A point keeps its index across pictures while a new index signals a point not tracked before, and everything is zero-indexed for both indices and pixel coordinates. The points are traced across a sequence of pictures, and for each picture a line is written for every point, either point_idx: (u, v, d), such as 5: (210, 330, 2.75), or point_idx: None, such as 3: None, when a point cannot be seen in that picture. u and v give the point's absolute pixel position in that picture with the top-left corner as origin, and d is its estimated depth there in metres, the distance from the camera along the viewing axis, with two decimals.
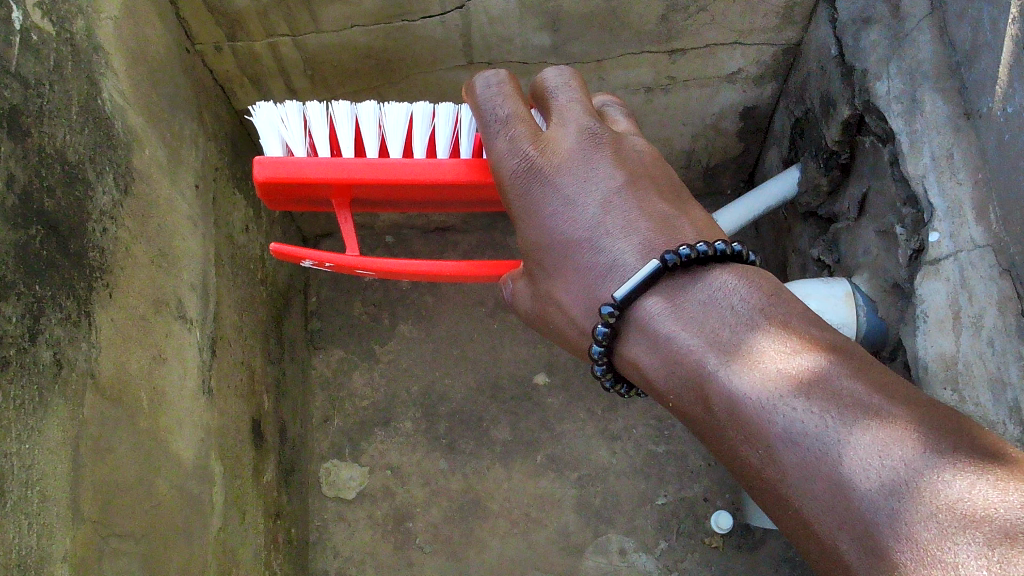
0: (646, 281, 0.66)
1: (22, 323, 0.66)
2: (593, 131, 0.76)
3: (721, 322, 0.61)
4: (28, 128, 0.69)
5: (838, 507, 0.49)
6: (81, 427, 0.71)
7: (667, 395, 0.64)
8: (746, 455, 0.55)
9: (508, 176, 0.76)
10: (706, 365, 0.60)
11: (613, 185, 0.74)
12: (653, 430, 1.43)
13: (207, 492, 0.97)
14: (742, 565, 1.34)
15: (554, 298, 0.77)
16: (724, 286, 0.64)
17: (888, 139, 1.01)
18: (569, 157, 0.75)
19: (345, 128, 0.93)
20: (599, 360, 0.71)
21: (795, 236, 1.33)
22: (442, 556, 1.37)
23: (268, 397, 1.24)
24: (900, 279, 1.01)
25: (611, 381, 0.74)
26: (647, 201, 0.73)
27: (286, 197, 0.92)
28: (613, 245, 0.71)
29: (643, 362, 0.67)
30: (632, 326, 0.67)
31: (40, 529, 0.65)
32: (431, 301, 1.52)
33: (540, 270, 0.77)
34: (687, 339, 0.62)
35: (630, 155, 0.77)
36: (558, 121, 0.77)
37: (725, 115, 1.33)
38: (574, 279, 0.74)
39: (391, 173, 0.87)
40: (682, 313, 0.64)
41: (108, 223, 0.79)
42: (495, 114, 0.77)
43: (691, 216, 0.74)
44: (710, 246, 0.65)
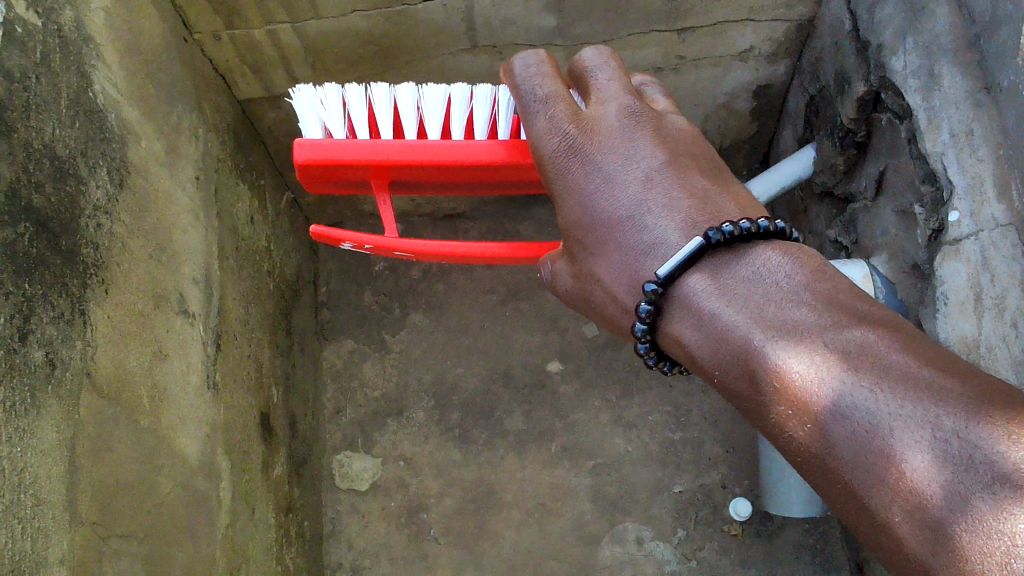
0: (689, 257, 0.61)
1: (12, 323, 0.64)
2: (633, 109, 0.73)
3: (766, 296, 0.58)
4: (13, 123, 0.67)
5: (890, 480, 0.45)
6: (76, 428, 0.70)
7: (709, 372, 0.61)
8: (795, 434, 0.51)
9: (548, 156, 0.73)
10: (749, 340, 0.56)
11: (655, 163, 0.70)
12: (669, 417, 1.40)
13: (213, 489, 0.96)
14: (763, 553, 1.31)
15: (596, 277, 0.72)
16: (768, 262, 0.60)
17: (905, 116, 0.98)
18: (609, 134, 0.71)
19: (384, 111, 0.91)
20: (643, 339, 0.66)
21: (813, 217, 1.30)
22: (457, 547, 1.36)
23: (277, 390, 1.23)
24: (921, 260, 0.98)
25: (657, 361, 0.69)
26: (688, 179, 0.69)
27: (324, 180, 0.89)
28: (655, 222, 0.67)
29: (684, 340, 0.63)
30: (674, 304, 0.63)
31: (35, 532, 0.64)
32: (443, 289, 1.49)
33: (580, 250, 0.73)
34: (729, 314, 0.59)
35: (672, 134, 0.73)
36: (598, 100, 0.74)
37: (738, 94, 1.30)
38: (615, 259, 0.69)
39: (431, 154, 0.85)
40: (723, 288, 0.60)
41: (102, 219, 0.78)
42: (534, 93, 0.74)
43: (733, 193, 0.70)
44: (753, 223, 0.61)
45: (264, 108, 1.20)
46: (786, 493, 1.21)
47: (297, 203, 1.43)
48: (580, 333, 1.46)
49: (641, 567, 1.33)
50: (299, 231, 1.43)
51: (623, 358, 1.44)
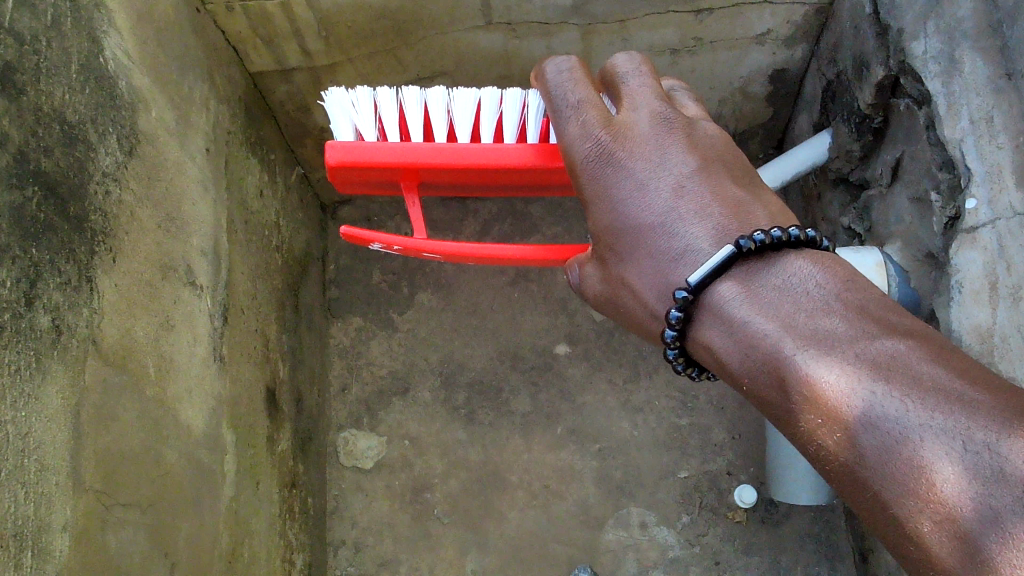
0: (720, 264, 0.62)
1: (18, 287, 0.64)
2: (666, 116, 0.72)
3: (800, 306, 0.57)
4: (23, 85, 0.67)
5: (919, 490, 0.46)
6: (82, 395, 0.69)
7: (739, 379, 0.60)
8: (824, 440, 0.52)
9: (579, 162, 0.72)
10: (780, 348, 0.56)
11: (687, 171, 0.69)
12: (676, 402, 1.39)
13: (219, 461, 0.96)
14: (766, 539, 1.31)
15: (626, 283, 0.71)
16: (799, 271, 0.60)
17: (925, 102, 0.96)
18: (642, 142, 0.70)
19: (415, 113, 0.89)
20: (672, 345, 0.67)
21: (827, 204, 1.28)
22: (460, 527, 1.36)
23: (284, 365, 1.23)
24: (936, 249, 0.97)
25: (684, 366, 0.70)
26: (721, 187, 0.68)
27: (353, 180, 0.89)
28: (685, 230, 0.66)
29: (713, 346, 0.63)
30: (704, 311, 0.63)
31: (38, 498, 0.64)
32: (451, 270, 1.48)
33: (611, 256, 0.72)
34: (760, 321, 0.59)
35: (706, 142, 0.72)
36: (630, 106, 0.73)
37: (754, 79, 1.29)
38: (645, 267, 0.68)
39: (460, 156, 0.84)
40: (754, 295, 0.60)
41: (111, 185, 0.77)
42: (565, 99, 0.73)
43: (764, 200, 0.69)
44: (784, 232, 0.61)
45: (275, 81, 1.20)
46: (792, 480, 1.21)
47: (307, 179, 1.43)
48: (589, 317, 1.45)
49: (645, 552, 1.33)
50: (308, 207, 1.43)
51: (632, 342, 1.43)
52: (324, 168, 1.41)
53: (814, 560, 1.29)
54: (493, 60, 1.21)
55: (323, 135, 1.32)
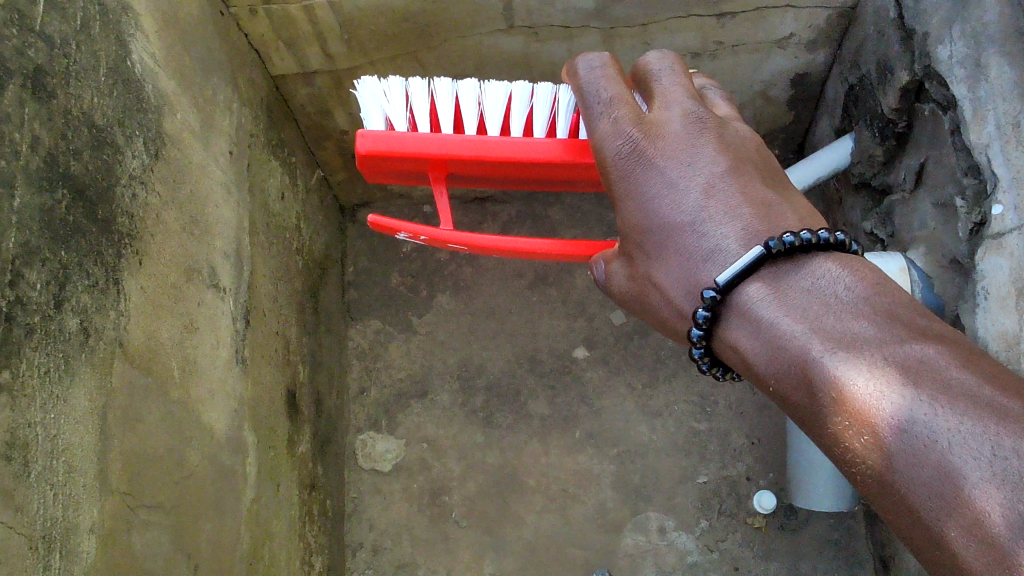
0: (748, 265, 0.61)
1: (48, 290, 0.64)
2: (697, 114, 0.71)
3: (828, 308, 0.57)
4: (52, 89, 0.67)
5: (947, 494, 0.46)
6: (109, 396, 0.70)
7: (765, 380, 0.60)
8: (852, 442, 0.52)
9: (610, 159, 0.72)
10: (807, 350, 0.56)
11: (717, 171, 0.68)
12: (695, 407, 1.39)
13: (240, 463, 0.96)
14: (785, 545, 1.31)
15: (653, 280, 0.71)
16: (828, 274, 0.59)
17: (951, 107, 0.96)
18: (673, 140, 0.70)
19: (446, 105, 0.89)
20: (698, 344, 0.66)
21: (849, 208, 1.28)
22: (478, 530, 1.36)
23: (304, 367, 1.23)
24: (961, 254, 0.97)
25: (709, 366, 0.69)
26: (753, 188, 0.68)
27: (380, 169, 0.89)
28: (715, 230, 0.66)
29: (740, 347, 0.62)
30: (732, 312, 0.63)
31: (66, 500, 0.64)
32: (470, 273, 1.49)
33: (638, 253, 0.72)
34: (788, 323, 0.58)
35: (737, 143, 0.71)
36: (661, 103, 0.73)
37: (776, 82, 1.28)
38: (673, 264, 0.68)
39: (489, 149, 0.84)
40: (782, 297, 0.60)
41: (137, 188, 0.77)
42: (598, 96, 0.73)
43: (794, 203, 0.68)
44: (813, 234, 0.61)
45: (297, 84, 1.20)
46: (811, 485, 1.20)
47: (327, 181, 1.43)
48: (607, 321, 1.45)
49: (664, 556, 1.32)
50: (328, 210, 1.43)
51: (650, 345, 1.43)
52: (343, 170, 1.41)
53: (833, 566, 1.29)
54: (513, 64, 1.21)
55: (343, 138, 1.33)
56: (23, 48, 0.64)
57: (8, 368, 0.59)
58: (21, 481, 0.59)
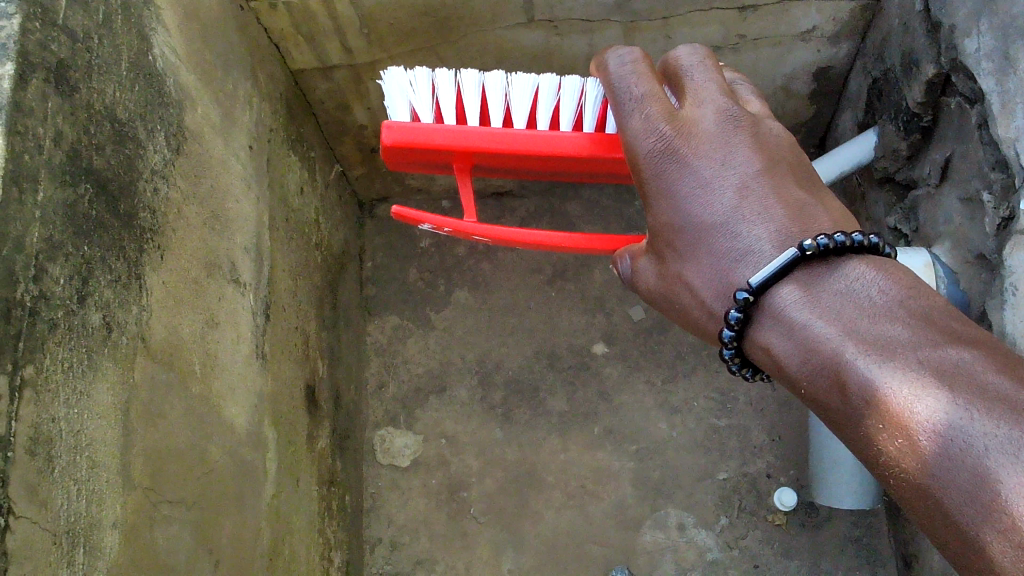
0: (782, 267, 0.60)
1: (72, 285, 0.63)
2: (732, 112, 0.70)
3: (862, 311, 0.56)
4: (76, 83, 0.66)
5: (985, 500, 0.45)
6: (132, 391, 0.69)
7: (797, 383, 0.59)
8: (886, 446, 0.51)
9: (641, 156, 0.71)
10: (840, 352, 0.55)
11: (752, 170, 0.68)
12: (715, 403, 1.38)
13: (261, 458, 0.96)
14: (806, 543, 1.30)
15: (683, 279, 0.70)
16: (862, 277, 0.59)
17: (978, 100, 0.94)
18: (707, 138, 0.69)
19: (472, 97, 0.89)
20: (729, 345, 0.66)
21: (872, 204, 1.27)
22: (496, 526, 1.36)
23: (323, 362, 1.23)
24: (987, 250, 0.95)
25: (739, 367, 0.68)
26: (785, 188, 0.67)
27: (407, 160, 0.88)
28: (749, 232, 0.65)
29: (772, 349, 0.62)
30: (764, 314, 0.62)
31: (90, 495, 0.63)
32: (488, 268, 1.48)
33: (669, 251, 0.71)
34: (820, 326, 0.57)
35: (770, 140, 0.71)
36: (694, 101, 0.71)
37: (798, 76, 1.27)
38: (706, 264, 0.68)
39: (518, 143, 0.83)
40: (816, 300, 0.59)
41: (159, 182, 0.77)
42: (629, 92, 0.72)
43: (826, 204, 0.68)
44: (847, 237, 0.60)
45: (316, 79, 1.20)
46: (833, 483, 1.19)
47: (345, 176, 1.43)
48: (626, 316, 1.44)
49: (683, 553, 1.32)
50: (346, 204, 1.43)
51: (670, 342, 1.42)
52: (361, 165, 1.41)
53: (855, 565, 1.28)
54: (533, 58, 1.20)
55: (362, 133, 1.32)
56: (46, 42, 0.64)
57: (32, 363, 0.58)
58: (46, 476, 0.58)
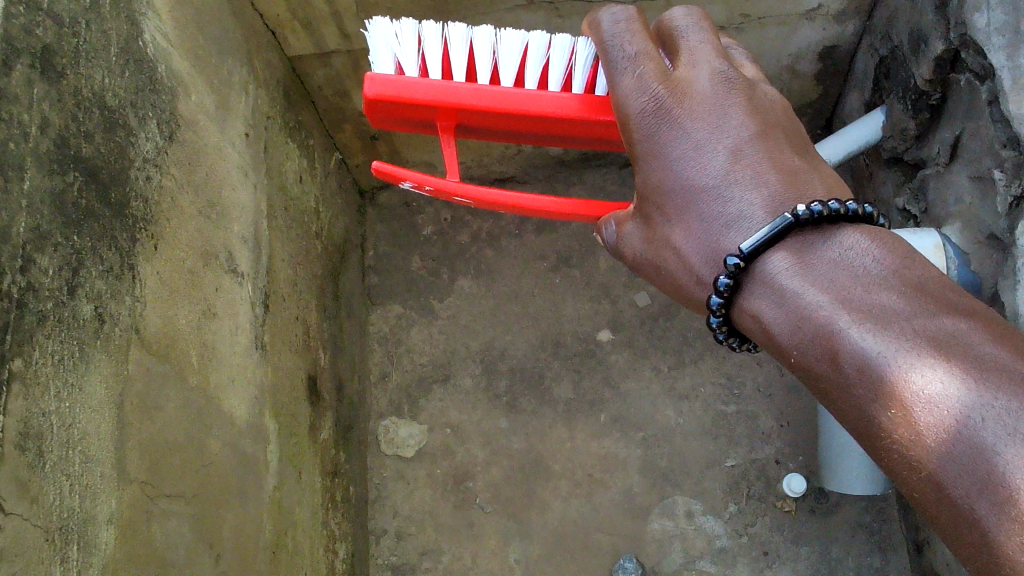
0: (774, 233, 0.59)
1: (61, 276, 0.62)
2: (727, 75, 0.68)
3: (856, 279, 0.55)
4: (63, 70, 0.65)
5: (979, 473, 0.43)
6: (126, 383, 0.68)
7: (785, 352, 0.57)
8: (878, 416, 0.49)
9: (631, 114, 0.69)
10: (832, 320, 0.53)
11: (745, 134, 0.66)
12: (722, 389, 1.36)
13: (262, 451, 0.94)
14: (816, 529, 1.28)
15: (670, 243, 0.69)
16: (856, 247, 0.57)
17: (988, 76, 0.92)
18: (700, 99, 0.67)
19: (459, 52, 0.86)
20: (716, 313, 0.64)
21: (879, 184, 1.24)
22: (502, 516, 1.34)
23: (325, 353, 1.21)
24: (999, 230, 0.93)
25: (726, 336, 0.67)
26: (778, 153, 0.66)
27: (392, 117, 0.87)
28: (740, 195, 0.64)
29: (761, 317, 0.60)
30: (754, 282, 0.60)
31: (83, 490, 0.62)
32: (491, 255, 1.47)
33: (656, 214, 0.70)
34: (813, 294, 0.55)
35: (764, 105, 0.69)
36: (688, 62, 0.70)
37: (803, 56, 1.25)
38: (694, 226, 0.66)
39: (506, 101, 0.82)
40: (808, 268, 0.57)
41: (152, 170, 0.76)
42: (622, 50, 0.69)
43: (824, 175, 0.66)
44: (841, 205, 0.59)
45: (314, 65, 1.18)
46: (843, 468, 1.17)
47: (346, 164, 1.41)
48: (632, 303, 1.42)
49: (692, 542, 1.30)
50: (347, 193, 1.41)
51: (676, 327, 1.40)
52: (362, 153, 1.39)
53: (866, 551, 1.26)
54: None
55: (362, 120, 1.31)
56: (31, 26, 0.62)
57: (21, 355, 0.57)
58: (36, 471, 0.57)
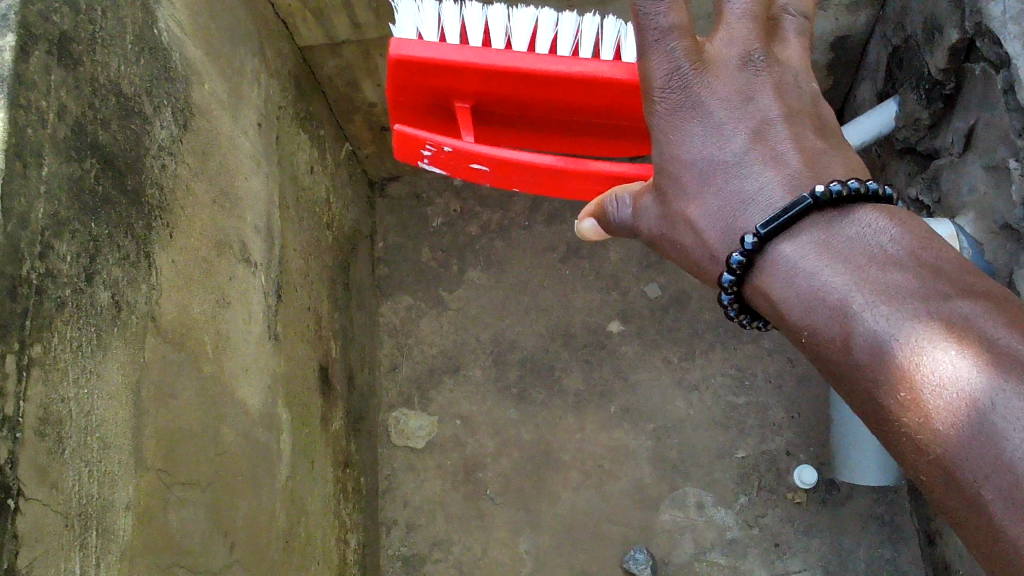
0: (792, 215, 0.57)
1: (79, 263, 0.61)
2: (756, 56, 0.65)
3: (873, 258, 0.53)
4: (79, 57, 0.64)
5: (995, 465, 0.42)
6: (142, 371, 0.68)
7: (797, 331, 0.56)
8: (892, 403, 0.48)
9: (654, 88, 0.64)
10: (849, 303, 0.51)
11: (770, 117, 0.63)
12: (733, 380, 1.36)
13: (274, 439, 0.94)
14: (826, 521, 1.28)
15: (682, 220, 0.65)
16: (874, 224, 0.55)
17: (1003, 65, 0.91)
18: (726, 78, 0.64)
19: (481, 28, 0.82)
20: (728, 291, 0.61)
21: (892, 174, 1.24)
22: (513, 507, 1.34)
23: (336, 343, 1.21)
24: (1015, 220, 0.94)
25: (737, 314, 0.64)
26: (805, 138, 0.63)
27: (415, 85, 0.80)
28: (763, 178, 0.61)
29: (773, 297, 0.58)
30: (768, 260, 0.58)
31: (101, 476, 0.62)
32: (501, 247, 1.47)
33: (670, 189, 0.65)
34: (828, 274, 0.54)
35: (792, 87, 0.66)
36: (717, 38, 0.65)
37: (815, 46, 1.25)
38: (713, 208, 0.62)
39: (544, 65, 0.77)
40: (824, 246, 0.55)
41: (167, 158, 0.75)
42: (655, 21, 0.61)
43: (849, 160, 0.63)
44: (862, 184, 0.56)
45: (325, 55, 1.18)
46: (855, 459, 1.17)
47: (355, 156, 1.41)
48: (642, 294, 1.42)
49: (702, 532, 1.30)
50: (357, 184, 1.41)
51: (686, 319, 1.40)
52: (372, 145, 1.39)
53: (877, 542, 1.26)
54: None
55: (372, 111, 1.31)
56: (47, 13, 0.62)
57: (40, 342, 0.57)
58: (56, 457, 0.57)
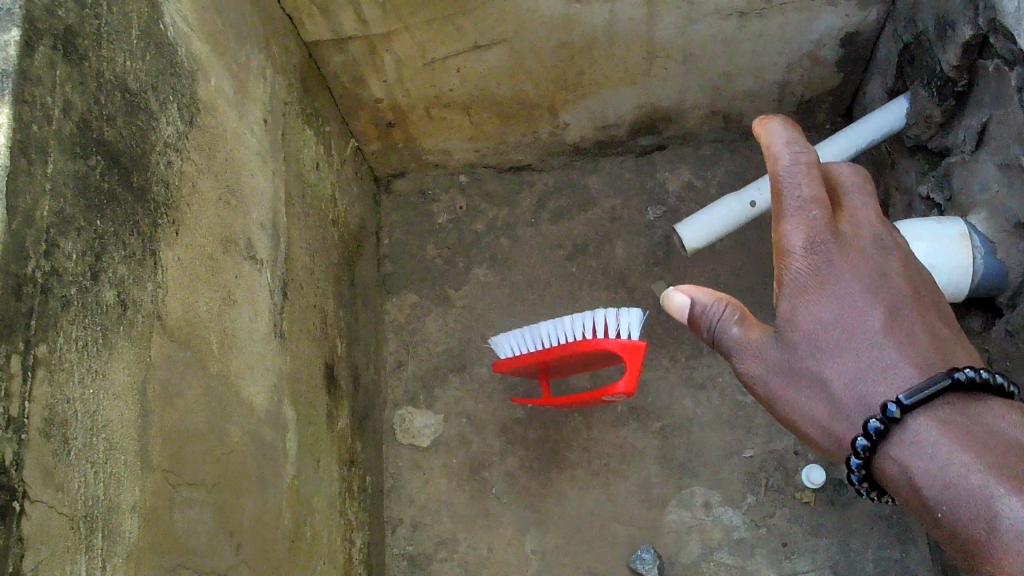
0: (932, 396, 0.66)
1: (84, 261, 0.61)
2: (884, 236, 0.76)
3: (1007, 451, 0.62)
4: (85, 52, 0.64)
5: None
6: (148, 371, 0.67)
7: (931, 505, 0.64)
8: None
9: (800, 242, 0.74)
10: (986, 486, 0.60)
11: (901, 295, 0.74)
12: (740, 379, 1.35)
13: (281, 439, 0.94)
14: (834, 521, 1.27)
15: (811, 379, 0.74)
16: (1005, 424, 0.64)
17: (1018, 62, 0.91)
18: (858, 249, 0.75)
19: None
20: (859, 456, 0.69)
21: (901, 172, 1.23)
22: (519, 506, 1.34)
23: (341, 341, 1.20)
24: None
25: (859, 482, 0.72)
26: (931, 319, 0.74)
27: None
28: (896, 359, 0.71)
29: (907, 471, 0.66)
30: (902, 437, 0.67)
31: (107, 477, 0.61)
32: (507, 244, 1.46)
33: (795, 355, 0.75)
34: (966, 457, 0.63)
35: (915, 271, 0.76)
36: (851, 218, 0.76)
37: (825, 42, 1.24)
38: (846, 374, 0.72)
39: None
40: (957, 433, 0.64)
41: (173, 155, 0.75)
42: (797, 193, 0.74)
43: (961, 342, 0.74)
44: (989, 376, 0.66)
45: (331, 51, 1.17)
46: None
47: (360, 152, 1.40)
48: (649, 292, 1.41)
49: (710, 532, 1.29)
50: (362, 181, 1.40)
51: None
52: (378, 141, 1.38)
53: (886, 542, 1.25)
54: (553, 28, 1.17)
55: (378, 107, 1.30)
56: (53, 7, 0.61)
57: (45, 342, 0.56)
58: (61, 459, 0.56)
